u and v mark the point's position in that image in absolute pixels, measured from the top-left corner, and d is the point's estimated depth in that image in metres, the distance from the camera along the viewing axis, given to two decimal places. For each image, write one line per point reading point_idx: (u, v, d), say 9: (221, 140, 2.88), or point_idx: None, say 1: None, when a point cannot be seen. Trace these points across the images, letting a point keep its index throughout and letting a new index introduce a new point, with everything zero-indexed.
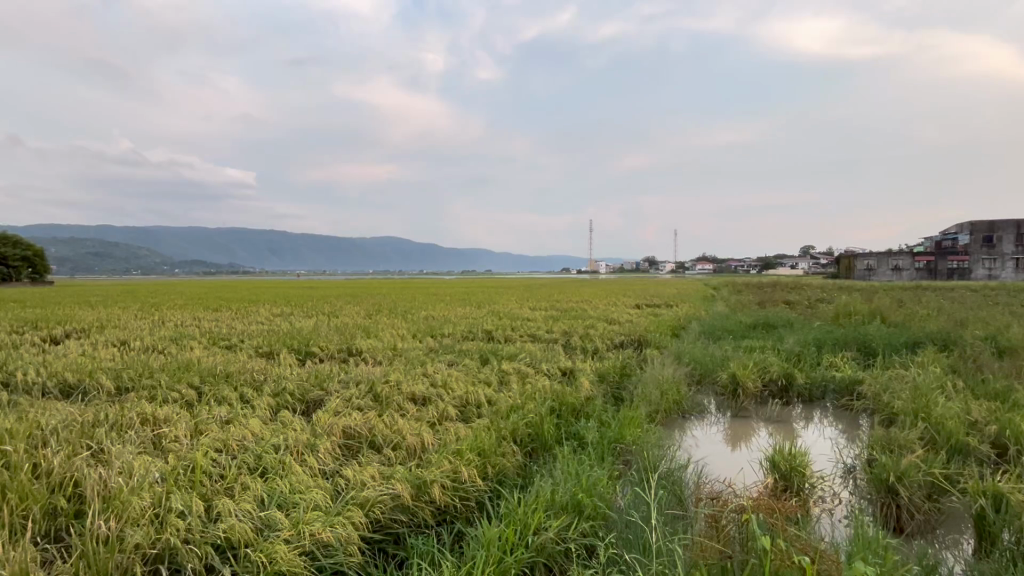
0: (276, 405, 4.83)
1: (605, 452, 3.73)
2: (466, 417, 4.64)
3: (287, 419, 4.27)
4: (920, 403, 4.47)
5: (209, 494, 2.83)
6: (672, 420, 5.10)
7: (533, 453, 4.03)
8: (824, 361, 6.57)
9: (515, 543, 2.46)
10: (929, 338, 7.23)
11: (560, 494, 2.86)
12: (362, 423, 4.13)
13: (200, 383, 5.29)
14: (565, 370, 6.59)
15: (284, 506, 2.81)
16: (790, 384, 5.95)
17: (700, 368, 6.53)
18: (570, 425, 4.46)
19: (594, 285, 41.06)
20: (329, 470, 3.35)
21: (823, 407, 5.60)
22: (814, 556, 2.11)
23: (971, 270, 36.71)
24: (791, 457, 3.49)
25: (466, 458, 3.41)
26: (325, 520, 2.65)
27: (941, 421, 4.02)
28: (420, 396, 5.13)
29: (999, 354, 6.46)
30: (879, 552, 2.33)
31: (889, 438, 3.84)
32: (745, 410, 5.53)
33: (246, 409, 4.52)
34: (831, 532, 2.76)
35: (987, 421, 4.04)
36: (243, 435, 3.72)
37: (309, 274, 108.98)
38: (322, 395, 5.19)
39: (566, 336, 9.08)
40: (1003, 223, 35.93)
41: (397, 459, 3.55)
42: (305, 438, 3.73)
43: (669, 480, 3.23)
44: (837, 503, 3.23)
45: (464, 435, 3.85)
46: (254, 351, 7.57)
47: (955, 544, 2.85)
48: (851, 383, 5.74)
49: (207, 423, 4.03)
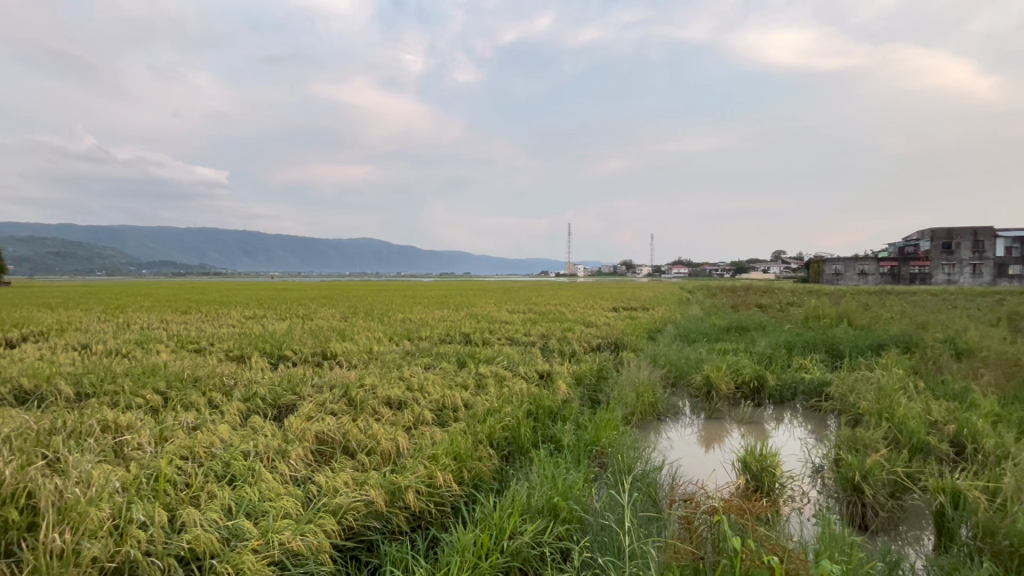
0: (247, 410, 4.70)
1: (581, 455, 3.75)
2: (443, 421, 4.60)
3: (257, 424, 4.16)
4: (885, 403, 4.62)
5: (173, 503, 2.73)
6: (648, 422, 5.18)
7: (510, 457, 4.01)
8: (794, 362, 6.75)
9: (490, 548, 2.44)
10: (893, 339, 7.51)
11: (536, 498, 2.85)
12: (336, 428, 4.05)
13: (166, 388, 5.11)
14: (542, 373, 6.60)
15: (252, 516, 2.72)
16: (762, 386, 6.08)
17: (675, 371, 6.63)
18: (546, 428, 4.46)
19: (574, 287, 41.37)
20: (301, 477, 3.28)
21: (793, 408, 5.74)
22: (783, 555, 2.15)
23: (931, 275, 38.28)
24: (762, 458, 3.56)
25: (441, 463, 3.38)
26: (295, 528, 2.57)
27: (903, 420, 4.16)
28: (396, 400, 5.06)
29: (957, 355, 6.76)
30: (845, 550, 2.39)
31: (855, 438, 3.96)
32: (718, 411, 5.64)
33: (215, 415, 4.37)
34: (799, 531, 2.83)
35: (946, 421, 4.19)
36: (211, 441, 3.60)
37: (283, 275, 106.80)
38: (294, 400, 5.07)
39: (545, 340, 9.07)
40: (961, 230, 37.55)
41: (372, 464, 3.50)
42: (276, 444, 3.64)
43: (644, 482, 3.28)
44: (806, 502, 3.32)
45: (440, 439, 3.81)
46: (224, 356, 7.34)
47: (916, 540, 2.95)
48: (819, 385, 5.91)
49: (173, 429, 3.89)
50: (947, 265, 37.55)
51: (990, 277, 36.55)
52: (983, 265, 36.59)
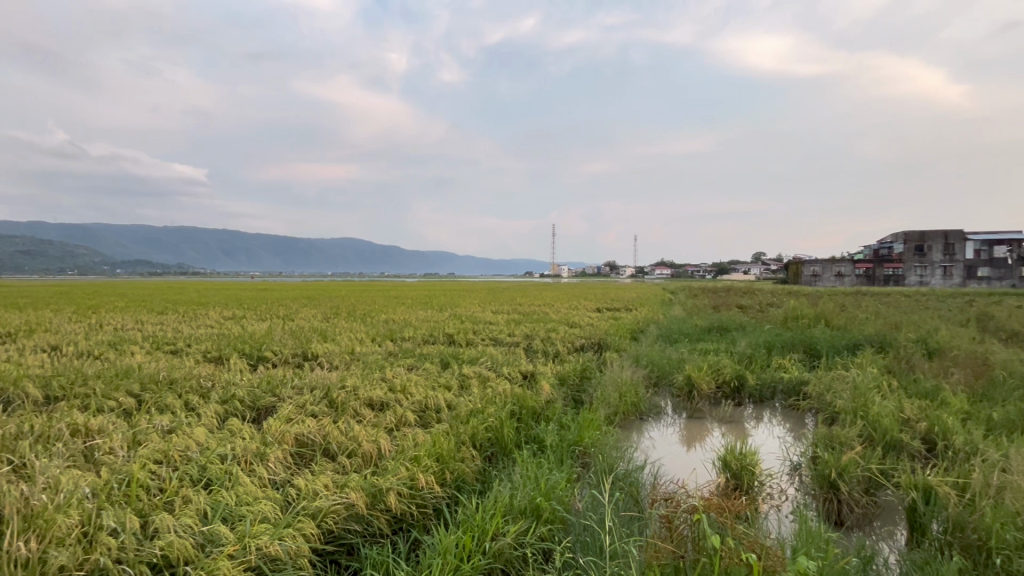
0: (224, 413, 4.60)
1: (564, 455, 3.76)
2: (425, 423, 4.57)
3: (235, 427, 4.08)
4: (860, 402, 4.73)
5: (145, 509, 2.65)
6: (630, 421, 5.22)
7: (493, 458, 4.00)
8: (773, 362, 6.87)
9: (472, 550, 2.43)
10: (868, 339, 7.70)
11: (518, 498, 2.85)
12: (316, 430, 3.99)
13: (140, 391, 4.98)
14: (526, 373, 6.60)
15: (229, 520, 2.66)
16: (742, 385, 6.17)
17: (658, 371, 6.70)
18: (529, 429, 4.47)
19: (557, 287, 41.59)
20: (280, 480, 3.22)
21: (771, 407, 5.84)
22: (761, 552, 2.18)
23: (904, 277, 39.36)
24: (741, 457, 3.61)
25: (423, 465, 3.35)
26: (273, 533, 2.53)
27: (878, 418, 4.27)
28: (378, 401, 5.01)
29: (929, 354, 6.95)
30: (822, 546, 2.43)
31: (831, 436, 4.05)
32: (699, 410, 5.70)
33: (191, 418, 4.27)
34: (777, 528, 2.87)
35: (919, 418, 4.31)
36: (186, 445, 3.51)
37: (263, 275, 105.11)
38: (274, 402, 4.98)
39: (528, 340, 9.08)
40: (933, 233, 38.72)
41: (353, 466, 3.45)
42: (254, 447, 3.57)
43: (627, 482, 3.30)
44: (784, 499, 3.38)
45: (423, 440, 3.79)
46: (201, 357, 7.19)
47: (889, 535, 3.01)
48: (798, 384, 6.02)
49: (147, 433, 3.79)
50: (919, 267, 38.65)
51: (959, 279, 37.73)
52: (954, 267, 37.74)
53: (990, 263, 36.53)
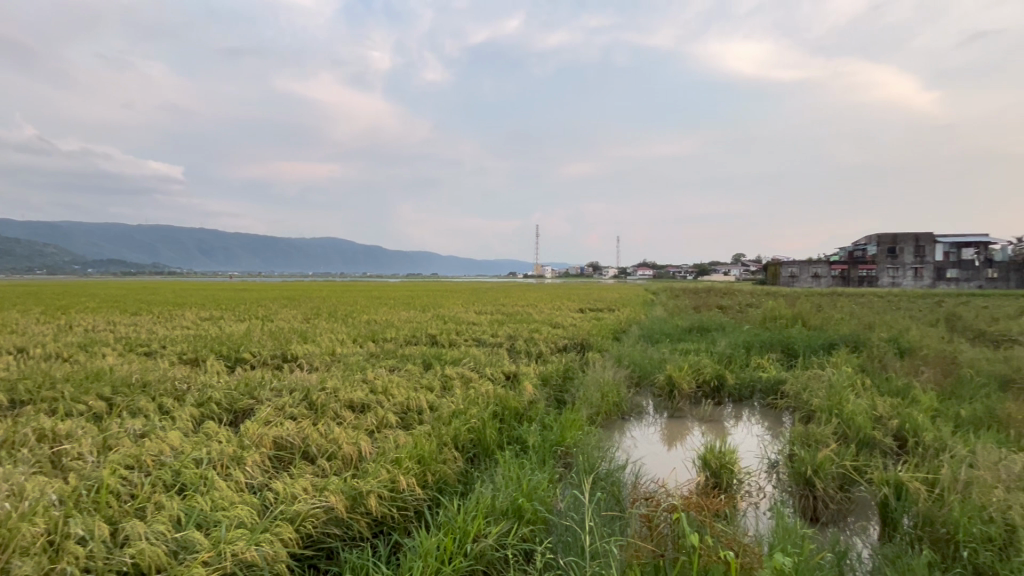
0: (200, 416, 4.49)
1: (547, 455, 3.77)
2: (407, 424, 4.53)
3: (211, 430, 3.99)
4: (835, 400, 4.84)
5: (115, 516, 2.58)
6: (612, 421, 5.26)
7: (475, 459, 3.99)
8: (752, 362, 6.98)
9: (453, 552, 2.41)
10: (843, 339, 7.88)
11: (500, 499, 2.84)
12: (295, 433, 3.93)
13: (111, 395, 4.83)
14: (509, 373, 6.60)
15: (203, 526, 2.59)
16: (721, 385, 6.26)
17: (639, 371, 6.76)
18: (512, 429, 4.47)
19: (540, 287, 41.82)
20: (257, 484, 3.16)
21: (750, 406, 5.94)
22: (738, 550, 2.22)
23: (878, 278, 40.48)
24: (721, 455, 3.66)
25: (404, 467, 3.33)
26: (249, 538, 2.47)
27: (852, 416, 4.38)
28: (358, 403, 4.95)
29: (901, 353, 7.15)
30: (797, 542, 2.48)
31: (807, 434, 4.13)
32: (680, 410, 5.76)
33: (165, 422, 4.17)
34: (755, 525, 2.92)
35: (890, 416, 4.43)
36: (159, 449, 3.42)
37: (242, 275, 103.21)
38: (252, 404, 4.89)
39: (511, 341, 9.09)
40: (904, 235, 39.98)
41: (333, 469, 3.41)
42: (231, 450, 3.49)
43: (608, 481, 3.33)
44: (761, 496, 3.44)
45: (404, 442, 3.76)
46: (176, 359, 7.02)
47: (862, 530, 3.09)
48: (775, 383, 6.13)
49: (118, 437, 3.68)
50: (891, 269, 39.81)
51: (929, 280, 38.91)
52: (924, 268, 38.97)
53: (959, 264, 37.77)
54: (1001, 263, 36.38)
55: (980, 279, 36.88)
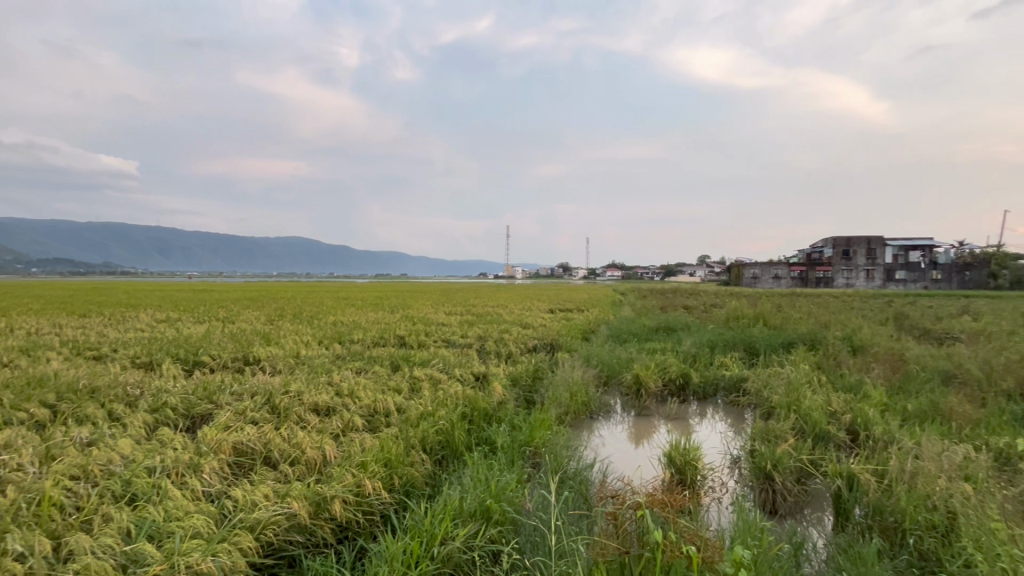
0: (154, 422, 4.29)
1: (516, 456, 3.76)
2: (374, 427, 4.45)
3: (165, 437, 3.81)
4: (793, 396, 5.02)
5: (58, 530, 2.43)
6: (581, 420, 5.30)
7: (443, 461, 3.95)
8: (715, 360, 7.18)
9: (420, 556, 2.37)
10: (800, 338, 8.19)
11: (468, 501, 2.82)
12: (256, 438, 3.80)
13: (56, 401, 4.55)
14: (479, 374, 6.58)
15: (156, 538, 2.47)
16: (686, 384, 6.40)
17: (607, 370, 6.85)
18: (481, 430, 4.44)
19: (510, 288, 41.95)
20: (215, 492, 3.04)
21: (714, 404, 6.09)
22: (700, 544, 2.27)
23: (833, 279, 42.31)
24: (685, 452, 3.74)
25: (370, 470, 3.26)
26: (206, 549, 2.37)
27: (809, 411, 4.55)
28: (323, 406, 4.83)
29: (853, 351, 7.48)
30: (757, 535, 2.55)
31: (767, 429, 4.28)
32: (646, 408, 5.87)
33: (115, 429, 3.96)
34: (717, 520, 3.00)
35: (844, 411, 4.62)
36: (108, 458, 3.24)
37: (202, 275, 99.51)
38: (210, 409, 4.70)
39: (481, 341, 9.07)
40: (857, 239, 41.95)
41: (296, 475, 3.31)
42: (187, 457, 3.35)
43: (576, 481, 3.35)
44: (724, 491, 3.54)
45: (371, 445, 3.69)
46: (128, 363, 6.68)
47: (818, 521, 3.21)
48: (737, 381, 6.32)
49: (62, 446, 3.47)
50: (845, 270, 41.68)
51: (880, 281, 40.94)
52: (875, 270, 40.96)
53: (907, 266, 39.87)
54: (944, 265, 38.58)
55: (926, 279, 38.97)
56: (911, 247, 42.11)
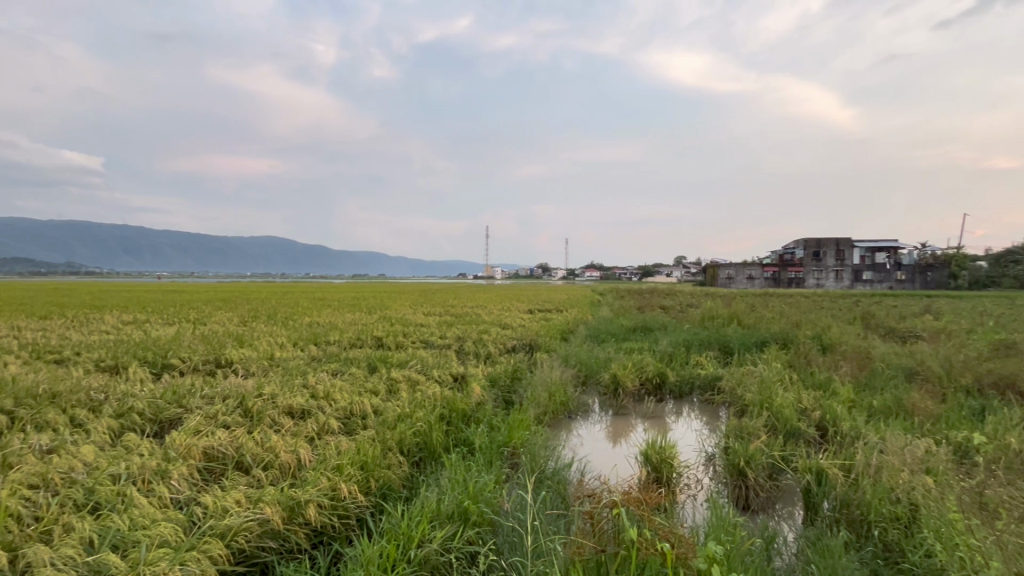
0: (120, 428, 4.14)
1: (494, 456, 3.76)
2: (350, 430, 4.38)
3: (132, 442, 3.69)
4: (765, 394, 5.15)
5: (15, 542, 2.32)
6: (559, 420, 5.32)
7: (421, 463, 3.91)
8: (691, 359, 7.30)
9: (396, 560, 2.35)
10: (773, 337, 8.40)
11: (445, 503, 2.80)
12: (227, 442, 3.70)
13: (14, 407, 4.36)
14: (457, 375, 6.54)
15: (120, 548, 2.38)
16: (663, 382, 6.50)
17: (586, 370, 6.91)
18: (459, 431, 4.42)
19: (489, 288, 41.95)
20: (184, 499, 2.96)
21: (690, 402, 6.20)
22: (674, 541, 2.30)
23: (804, 279, 43.50)
24: (661, 450, 3.79)
25: (345, 474, 3.22)
26: (173, 558, 2.30)
27: (781, 408, 4.66)
28: (298, 409, 4.74)
29: (823, 349, 7.70)
30: (730, 530, 2.61)
31: (740, 427, 4.37)
32: (624, 407, 5.93)
33: (77, 435, 3.81)
34: (691, 516, 3.05)
35: (814, 407, 4.75)
36: (69, 466, 3.12)
37: (172, 276, 96.65)
38: (179, 413, 4.56)
39: (460, 342, 9.05)
40: (827, 240, 43.23)
41: (269, 479, 3.24)
42: (154, 464, 3.25)
43: (554, 480, 3.36)
44: (699, 488, 3.60)
45: (346, 448, 3.64)
46: (92, 366, 6.43)
47: (789, 515, 3.29)
48: (712, 379, 6.44)
49: (20, 454, 3.32)
50: (816, 271, 42.89)
51: (848, 281, 42.26)
52: (844, 270, 42.28)
53: (873, 267, 41.26)
54: (908, 266, 40.04)
55: (891, 279, 40.37)
56: (877, 249, 43.62)
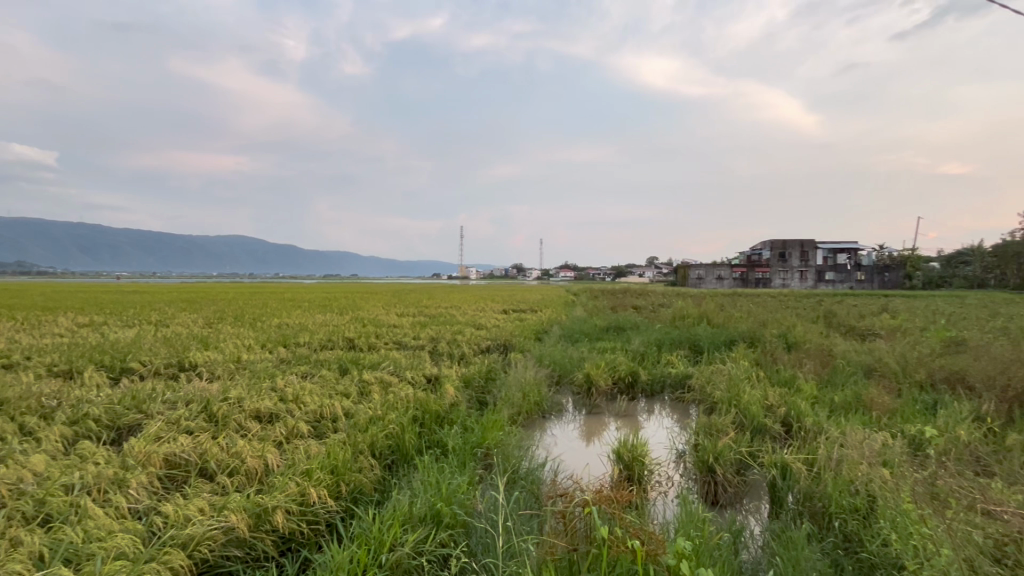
0: (74, 435, 3.95)
1: (467, 458, 3.74)
2: (321, 434, 4.29)
3: (87, 450, 3.52)
4: (733, 391, 5.28)
5: None
6: (533, 420, 5.34)
7: (393, 466, 3.86)
8: (663, 358, 7.43)
9: (367, 564, 2.31)
10: (741, 336, 8.62)
11: (418, 505, 2.77)
12: (191, 448, 3.57)
13: None
14: (430, 377, 6.48)
15: (73, 561, 2.27)
16: (635, 381, 6.59)
17: (560, 369, 6.95)
18: (432, 433, 4.38)
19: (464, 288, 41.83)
20: (143, 509, 2.84)
21: (661, 400, 6.31)
22: (644, 537, 2.33)
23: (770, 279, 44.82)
24: (633, 448, 3.85)
25: (315, 478, 3.15)
26: (131, 570, 2.20)
27: (748, 405, 4.79)
28: (266, 413, 4.61)
29: (788, 347, 7.95)
30: (699, 525, 2.66)
31: (709, 423, 4.47)
32: (597, 406, 5.99)
33: (27, 444, 3.61)
34: (662, 513, 3.10)
35: (779, 404, 4.90)
36: (18, 476, 2.96)
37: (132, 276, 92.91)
38: (139, 419, 4.38)
39: (433, 343, 8.97)
40: (792, 242, 44.65)
41: (235, 486, 3.14)
42: (111, 473, 3.11)
43: (527, 480, 3.37)
44: (669, 485, 3.66)
45: (316, 452, 3.56)
46: (44, 372, 6.11)
47: (755, 509, 3.38)
48: (683, 377, 6.57)
49: None
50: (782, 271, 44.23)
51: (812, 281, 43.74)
52: (808, 271, 43.72)
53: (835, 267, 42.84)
54: (868, 266, 41.73)
55: (852, 279, 41.94)
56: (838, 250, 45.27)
